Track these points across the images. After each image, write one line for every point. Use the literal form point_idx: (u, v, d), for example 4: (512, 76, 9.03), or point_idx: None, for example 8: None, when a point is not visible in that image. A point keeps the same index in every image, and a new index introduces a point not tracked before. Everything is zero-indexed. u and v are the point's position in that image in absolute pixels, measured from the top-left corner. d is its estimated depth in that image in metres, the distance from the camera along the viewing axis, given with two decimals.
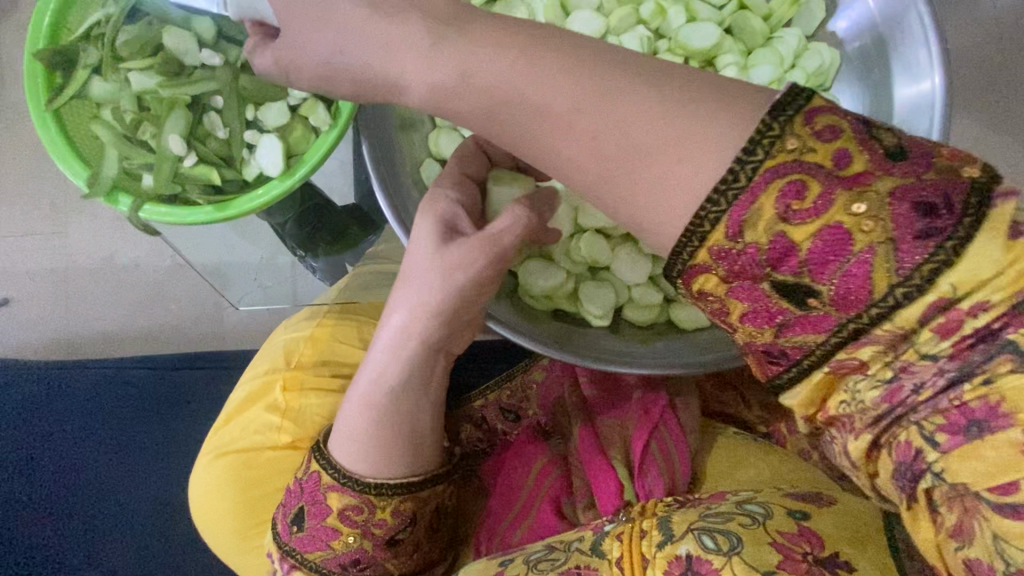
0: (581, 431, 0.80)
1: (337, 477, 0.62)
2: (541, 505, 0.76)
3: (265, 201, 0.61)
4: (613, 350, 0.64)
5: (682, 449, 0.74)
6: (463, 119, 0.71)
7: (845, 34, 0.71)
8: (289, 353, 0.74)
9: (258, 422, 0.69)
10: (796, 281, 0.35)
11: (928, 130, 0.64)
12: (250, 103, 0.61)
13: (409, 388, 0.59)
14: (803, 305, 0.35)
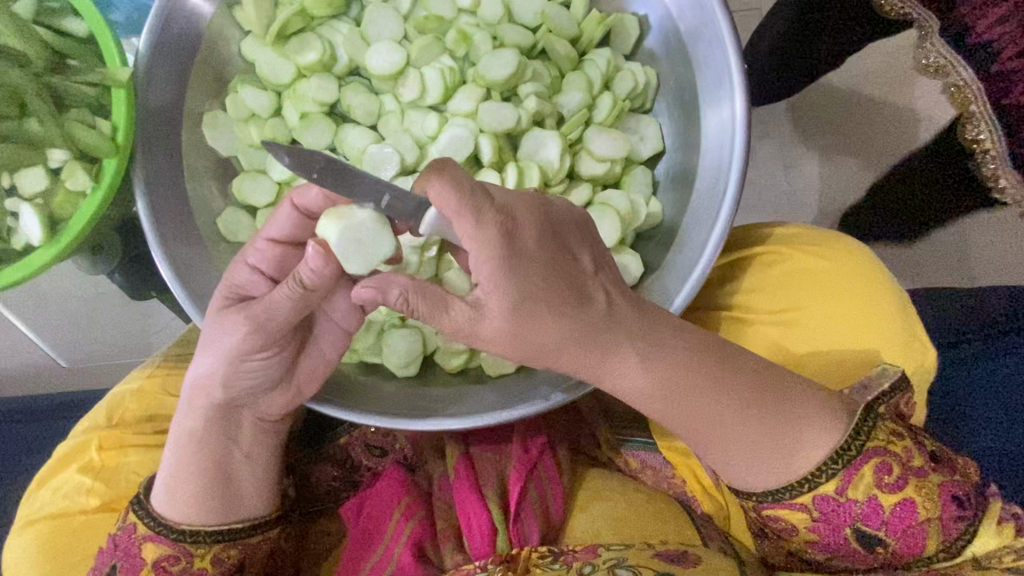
0: (456, 461, 0.78)
1: (152, 526, 0.58)
2: (402, 549, 0.73)
3: (30, 269, 0.59)
4: (426, 403, 0.63)
5: (555, 492, 0.76)
6: (270, 163, 0.68)
7: (654, 49, 0.67)
8: (113, 408, 0.72)
9: (68, 486, 0.66)
10: (798, 508, 0.57)
11: (729, 161, 0.59)
12: (5, 170, 0.59)
13: (212, 441, 0.59)
14: (816, 519, 0.58)
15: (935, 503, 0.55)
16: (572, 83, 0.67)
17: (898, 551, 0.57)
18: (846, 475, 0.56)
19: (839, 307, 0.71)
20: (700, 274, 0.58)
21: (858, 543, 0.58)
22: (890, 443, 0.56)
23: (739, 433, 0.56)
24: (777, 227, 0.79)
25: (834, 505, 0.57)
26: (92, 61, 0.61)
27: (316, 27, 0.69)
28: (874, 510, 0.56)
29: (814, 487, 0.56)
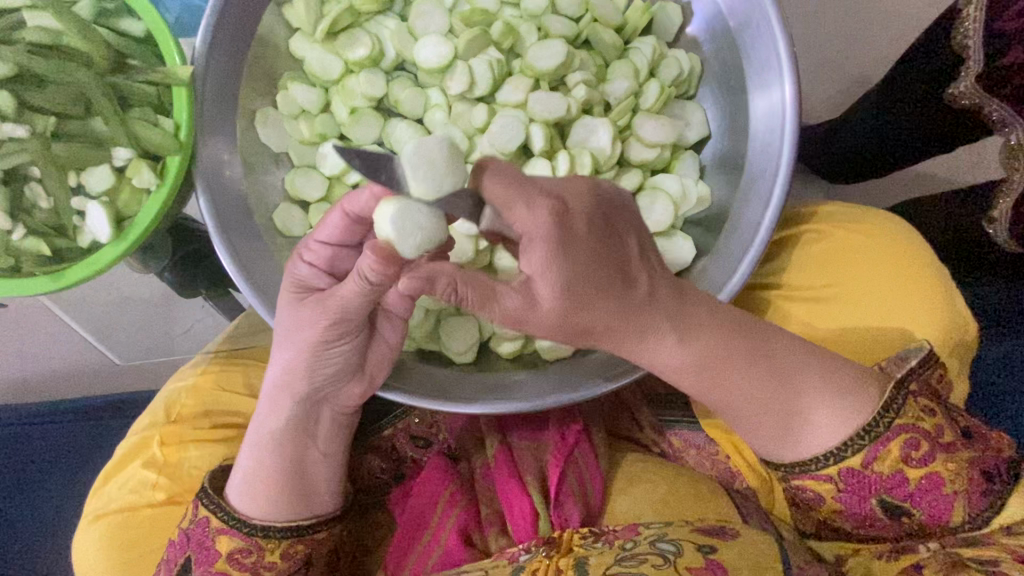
0: (496, 452, 0.79)
1: (225, 519, 0.60)
2: (447, 536, 0.74)
3: (101, 266, 0.60)
4: (480, 389, 0.64)
5: (595, 475, 0.76)
6: (321, 158, 0.70)
7: (699, 37, 0.69)
8: (171, 405, 0.73)
9: (134, 481, 0.68)
10: (825, 478, 0.58)
11: (780, 146, 0.60)
12: (71, 169, 0.60)
13: (288, 437, 0.61)
14: (843, 490, 0.59)
15: (961, 477, 0.56)
16: (618, 72, 0.69)
17: (924, 520, 0.58)
18: (873, 448, 0.56)
19: (883, 285, 0.72)
20: (756, 253, 0.60)
21: (883, 513, 0.59)
22: (918, 419, 0.57)
23: (758, 406, 0.58)
24: (815, 208, 0.81)
25: (861, 477, 0.58)
26: (151, 61, 0.62)
27: (363, 23, 0.70)
28: (899, 482, 0.57)
29: (841, 459, 0.57)
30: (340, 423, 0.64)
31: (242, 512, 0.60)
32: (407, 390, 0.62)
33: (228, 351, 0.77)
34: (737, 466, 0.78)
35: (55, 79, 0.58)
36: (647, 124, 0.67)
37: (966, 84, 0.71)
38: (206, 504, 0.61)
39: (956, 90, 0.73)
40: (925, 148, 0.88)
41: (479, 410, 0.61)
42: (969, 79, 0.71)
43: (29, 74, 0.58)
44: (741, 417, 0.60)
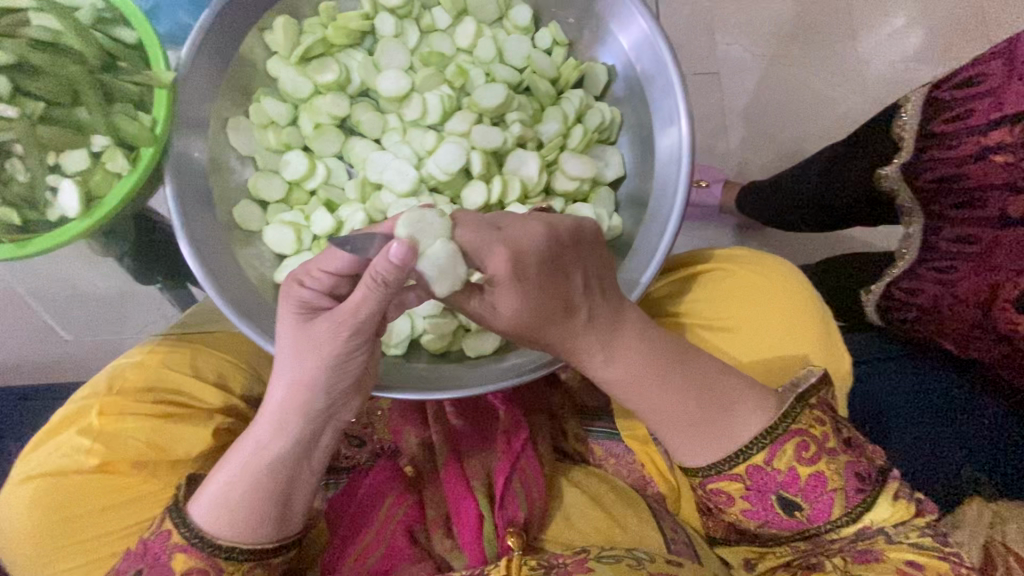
0: (446, 459, 0.84)
1: (188, 538, 0.63)
2: (393, 533, 0.80)
3: (65, 238, 0.66)
4: (408, 378, 0.72)
5: (538, 481, 0.82)
6: (284, 164, 0.78)
7: (620, 92, 0.81)
8: (114, 378, 0.77)
9: (68, 445, 0.71)
10: (735, 477, 0.66)
11: (677, 184, 0.71)
12: (51, 150, 0.67)
13: (277, 466, 0.64)
14: (749, 489, 0.66)
15: (841, 477, 0.64)
16: (551, 116, 0.81)
17: (811, 516, 0.65)
18: (771, 447, 0.65)
19: (771, 315, 0.84)
20: (650, 274, 0.71)
21: (782, 513, 0.66)
22: (810, 425, 0.65)
23: (680, 410, 0.67)
24: (724, 249, 0.93)
25: (763, 475, 0.65)
26: (139, 64, 0.70)
27: (335, 53, 0.80)
28: (792, 480, 0.64)
29: (745, 458, 0.65)
30: (317, 454, 0.67)
31: (211, 534, 0.63)
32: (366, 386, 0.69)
33: (180, 333, 0.83)
34: (650, 474, 0.86)
35: (49, 71, 0.66)
36: (570, 161, 0.79)
37: (894, 168, 0.80)
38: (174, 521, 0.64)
39: (886, 170, 0.83)
40: (850, 206, 0.99)
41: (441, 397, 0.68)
42: (898, 164, 0.79)
43: (26, 64, 0.65)
44: (661, 423, 0.68)
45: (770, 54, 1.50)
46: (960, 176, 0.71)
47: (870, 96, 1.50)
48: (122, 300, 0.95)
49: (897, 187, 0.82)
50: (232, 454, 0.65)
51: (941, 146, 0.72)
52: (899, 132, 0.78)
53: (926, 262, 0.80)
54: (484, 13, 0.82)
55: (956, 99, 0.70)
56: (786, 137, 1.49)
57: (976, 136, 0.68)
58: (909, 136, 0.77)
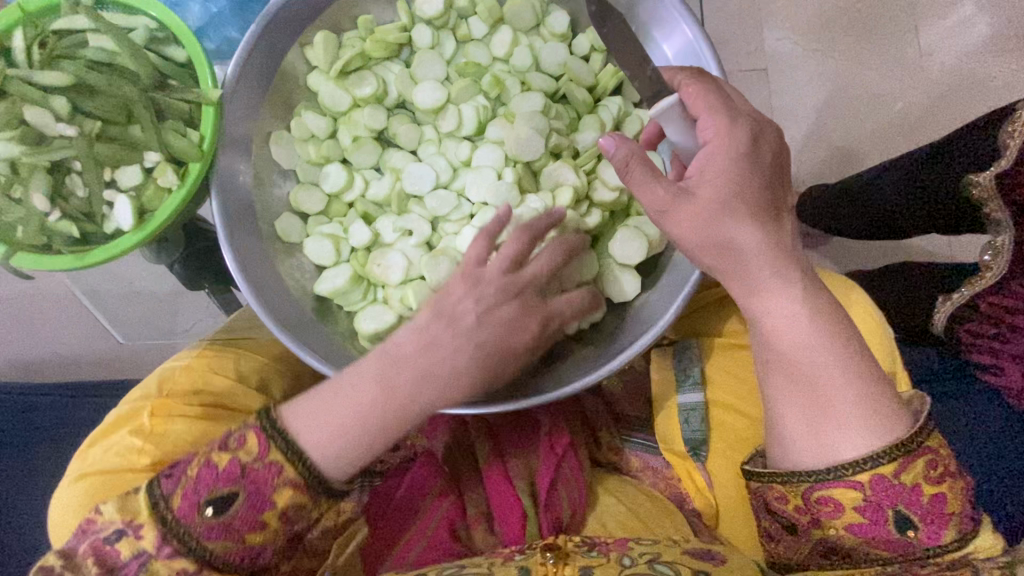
0: (487, 456, 0.85)
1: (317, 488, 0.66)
2: (435, 527, 0.80)
3: (118, 250, 0.69)
4: None
5: (579, 487, 0.82)
6: (324, 177, 0.80)
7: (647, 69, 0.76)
8: (163, 380, 0.81)
9: (121, 446, 0.74)
10: (856, 486, 0.61)
11: None
12: (107, 166, 0.70)
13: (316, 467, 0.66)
14: (866, 500, 0.61)
15: (959, 501, 0.62)
16: (587, 125, 0.80)
17: (922, 538, 0.62)
18: (904, 459, 0.60)
19: None
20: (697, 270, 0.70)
21: (892, 529, 0.62)
22: (939, 444, 0.62)
23: (796, 411, 0.62)
24: None
25: (887, 486, 0.61)
26: (188, 82, 0.72)
27: (372, 66, 0.81)
28: (913, 498, 0.61)
29: (875, 467, 0.60)
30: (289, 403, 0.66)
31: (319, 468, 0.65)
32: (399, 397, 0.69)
33: (226, 338, 0.87)
34: (687, 488, 0.82)
35: (104, 91, 0.69)
36: (652, 157, 0.76)
37: (987, 175, 0.84)
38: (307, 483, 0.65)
39: (978, 176, 0.85)
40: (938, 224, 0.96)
41: (493, 410, 0.69)
42: (993, 172, 0.83)
43: (84, 85, 0.69)
44: (786, 413, 0.63)
45: (824, 51, 1.43)
46: None
47: (933, 92, 1.41)
48: (176, 299, 1.02)
49: (984, 197, 0.85)
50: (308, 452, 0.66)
51: None
52: (1006, 138, 0.82)
53: (1019, 277, 0.82)
54: (521, 21, 0.81)
55: None
56: (838, 137, 1.41)
57: None
58: (1014, 144, 0.81)
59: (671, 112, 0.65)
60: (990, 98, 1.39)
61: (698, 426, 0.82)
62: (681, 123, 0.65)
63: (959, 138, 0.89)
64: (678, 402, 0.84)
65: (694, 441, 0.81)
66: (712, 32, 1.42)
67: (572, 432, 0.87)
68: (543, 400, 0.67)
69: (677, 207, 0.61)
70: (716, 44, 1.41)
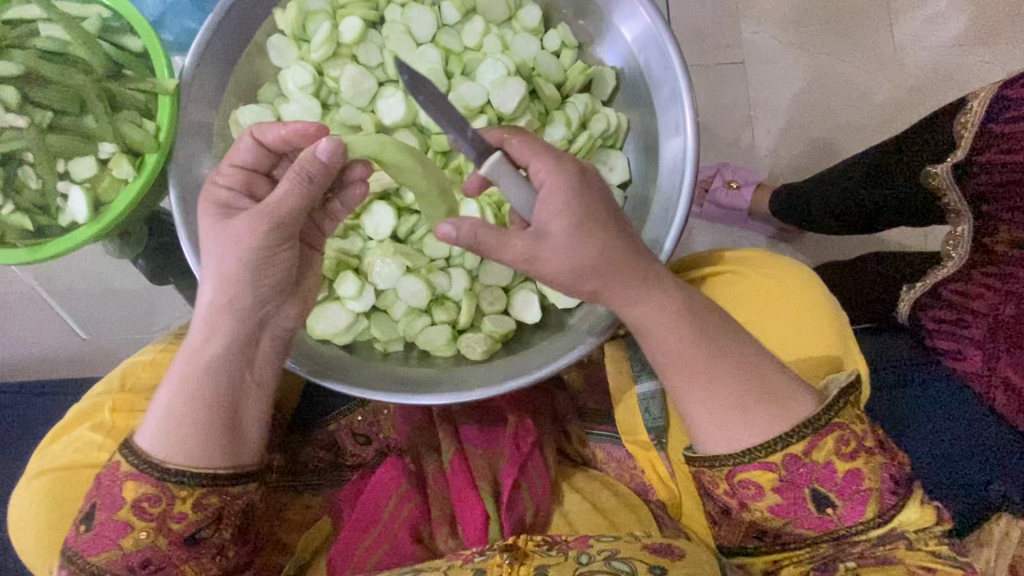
0: (451, 456, 0.85)
1: (138, 464, 0.62)
2: (397, 529, 0.80)
3: (73, 242, 0.68)
4: (396, 373, 0.73)
5: (544, 482, 0.82)
6: None
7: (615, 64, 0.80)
8: (126, 375, 0.79)
9: (81, 441, 0.73)
10: (771, 466, 0.63)
11: (678, 203, 0.71)
12: (61, 157, 0.69)
13: (218, 373, 0.64)
14: (781, 480, 0.63)
15: (877, 475, 0.62)
16: (555, 119, 0.79)
17: (842, 516, 0.63)
18: (813, 436, 0.62)
19: (787, 325, 0.81)
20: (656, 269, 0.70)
21: (813, 508, 0.63)
22: (854, 420, 0.63)
23: (730, 391, 0.64)
24: (729, 252, 0.90)
25: (799, 465, 0.62)
26: (144, 71, 0.72)
27: (343, 55, 0.80)
28: (829, 475, 0.62)
29: (784, 445, 0.62)
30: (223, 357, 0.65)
31: (167, 460, 0.62)
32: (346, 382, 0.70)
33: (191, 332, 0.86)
34: (651, 480, 0.83)
35: (57, 81, 0.68)
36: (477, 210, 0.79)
37: (945, 167, 0.85)
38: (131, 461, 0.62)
39: (935, 167, 0.86)
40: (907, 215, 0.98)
41: (449, 400, 0.69)
42: (949, 163, 0.84)
43: (36, 75, 0.68)
44: (722, 393, 0.64)
45: (797, 43, 1.44)
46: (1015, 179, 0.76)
47: (903, 83, 1.42)
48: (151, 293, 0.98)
49: (944, 188, 0.85)
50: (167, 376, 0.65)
51: (999, 147, 0.78)
52: (959, 130, 0.82)
53: (985, 265, 0.80)
54: (493, 13, 0.81)
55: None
56: (812, 130, 1.42)
57: None
58: (967, 136, 0.82)
59: (501, 168, 0.58)
60: (957, 87, 1.41)
61: (658, 413, 0.82)
62: (513, 180, 0.59)
63: (920, 129, 0.90)
64: (636, 392, 0.84)
65: (656, 429, 0.82)
66: (689, 23, 1.43)
67: (539, 427, 0.88)
68: (494, 392, 0.68)
69: (603, 207, 0.60)
70: (692, 38, 1.41)
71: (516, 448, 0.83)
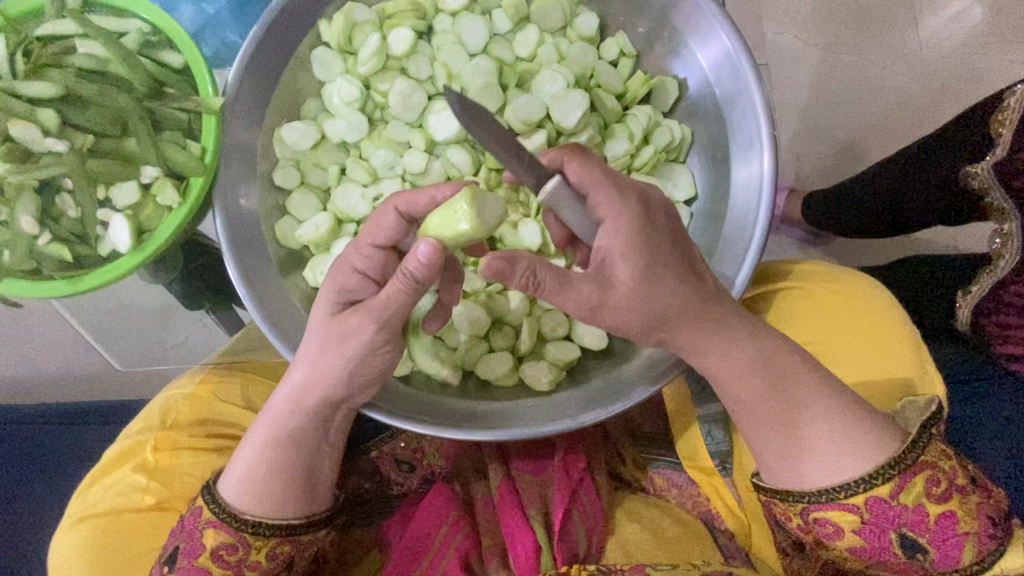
0: (499, 483, 0.81)
1: (218, 514, 0.63)
2: (446, 564, 0.73)
3: (115, 273, 0.64)
4: (449, 408, 0.68)
5: (596, 509, 0.78)
6: (340, 192, 0.74)
7: (681, 77, 0.76)
8: (166, 411, 0.75)
9: (123, 483, 0.69)
10: (851, 508, 0.55)
11: (756, 220, 0.67)
12: (100, 183, 0.65)
13: (301, 442, 0.65)
14: (864, 522, 0.56)
15: (973, 518, 0.54)
16: (617, 133, 0.75)
17: (933, 562, 0.55)
18: (901, 479, 0.54)
19: (858, 345, 0.74)
20: (738, 292, 0.66)
21: (899, 553, 0.56)
22: (942, 457, 0.55)
23: (813, 421, 0.57)
24: (798, 264, 0.83)
25: (885, 509, 0.54)
26: (186, 89, 0.67)
27: (391, 67, 0.76)
28: (919, 519, 0.54)
29: (868, 487, 0.54)
30: (311, 422, 0.65)
31: (247, 513, 0.63)
32: (403, 417, 0.66)
33: (230, 362, 0.80)
34: (717, 509, 0.78)
35: (96, 102, 0.64)
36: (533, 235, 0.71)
37: (986, 166, 0.79)
38: (210, 506, 0.64)
39: (976, 166, 0.80)
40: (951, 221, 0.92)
41: (518, 436, 0.65)
42: (991, 162, 0.78)
43: (74, 96, 0.63)
44: (812, 423, 0.57)
45: (833, 45, 1.40)
46: None
47: (942, 83, 1.38)
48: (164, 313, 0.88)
49: (987, 186, 0.79)
50: (252, 432, 0.65)
51: None
52: (998, 127, 0.78)
53: None
54: (548, 21, 0.77)
55: None
56: (850, 133, 1.38)
57: None
58: (1007, 133, 0.77)
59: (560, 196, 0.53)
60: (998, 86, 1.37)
61: (721, 437, 0.78)
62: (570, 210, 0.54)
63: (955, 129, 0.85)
64: (698, 416, 0.81)
65: (720, 454, 0.78)
66: None
67: (591, 453, 0.84)
68: (566, 428, 0.63)
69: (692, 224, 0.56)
70: None
71: (568, 479, 0.79)
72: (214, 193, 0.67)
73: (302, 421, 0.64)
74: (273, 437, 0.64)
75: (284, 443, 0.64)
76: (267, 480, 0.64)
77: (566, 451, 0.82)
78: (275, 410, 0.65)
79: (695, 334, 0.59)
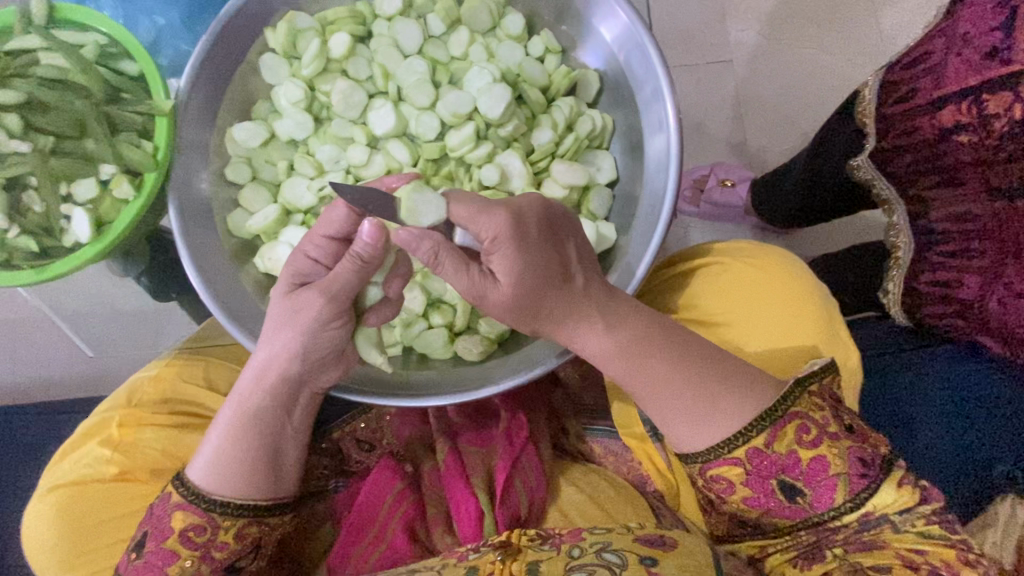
0: (445, 455, 0.85)
1: (186, 495, 0.65)
2: (393, 533, 0.79)
3: (76, 261, 0.70)
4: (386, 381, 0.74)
5: (537, 476, 0.82)
6: (288, 184, 0.80)
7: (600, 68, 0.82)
8: (133, 391, 0.81)
9: (91, 455, 0.75)
10: (737, 462, 0.63)
11: (664, 197, 0.72)
12: (63, 180, 0.72)
13: (264, 423, 0.68)
14: (750, 473, 0.63)
15: (844, 460, 0.61)
16: (542, 123, 0.81)
17: (812, 501, 0.62)
18: (773, 428, 0.61)
19: (771, 314, 0.79)
20: (648, 263, 0.71)
21: (784, 499, 0.63)
22: (811, 408, 0.62)
23: (700, 374, 0.64)
24: (722, 245, 0.89)
25: (763, 459, 0.62)
26: (141, 94, 0.74)
27: (333, 69, 0.82)
28: (793, 464, 0.62)
29: (745, 440, 0.62)
30: (276, 404, 0.68)
31: (215, 494, 0.65)
32: (356, 393, 0.72)
33: (194, 346, 0.87)
34: (648, 470, 0.84)
35: (57, 107, 0.70)
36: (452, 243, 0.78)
37: (863, 159, 0.81)
38: (181, 492, 0.66)
39: (857, 160, 0.82)
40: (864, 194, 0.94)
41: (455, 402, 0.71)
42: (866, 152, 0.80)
43: (37, 102, 0.70)
44: (704, 381, 0.64)
45: (785, 39, 1.46)
46: (927, 160, 0.72)
47: None
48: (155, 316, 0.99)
49: (871, 177, 0.82)
50: (220, 416, 0.68)
51: (896, 131, 0.74)
52: (861, 119, 0.79)
53: (936, 245, 0.77)
54: (478, 23, 0.83)
55: (904, 83, 0.72)
56: (801, 123, 1.43)
57: (929, 115, 0.69)
58: (870, 123, 0.78)
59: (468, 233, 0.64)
60: None
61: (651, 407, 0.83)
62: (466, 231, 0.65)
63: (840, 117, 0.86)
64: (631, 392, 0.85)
65: (650, 422, 0.83)
66: (674, 25, 1.45)
67: (533, 423, 0.89)
68: (493, 392, 0.70)
69: None
70: (679, 39, 1.43)
71: (509, 448, 0.84)
72: (168, 186, 0.73)
73: (267, 403, 0.68)
74: (240, 419, 0.67)
75: (248, 425, 0.67)
76: (237, 461, 0.66)
77: (508, 420, 0.88)
78: (242, 394, 0.68)
79: (600, 301, 0.65)
